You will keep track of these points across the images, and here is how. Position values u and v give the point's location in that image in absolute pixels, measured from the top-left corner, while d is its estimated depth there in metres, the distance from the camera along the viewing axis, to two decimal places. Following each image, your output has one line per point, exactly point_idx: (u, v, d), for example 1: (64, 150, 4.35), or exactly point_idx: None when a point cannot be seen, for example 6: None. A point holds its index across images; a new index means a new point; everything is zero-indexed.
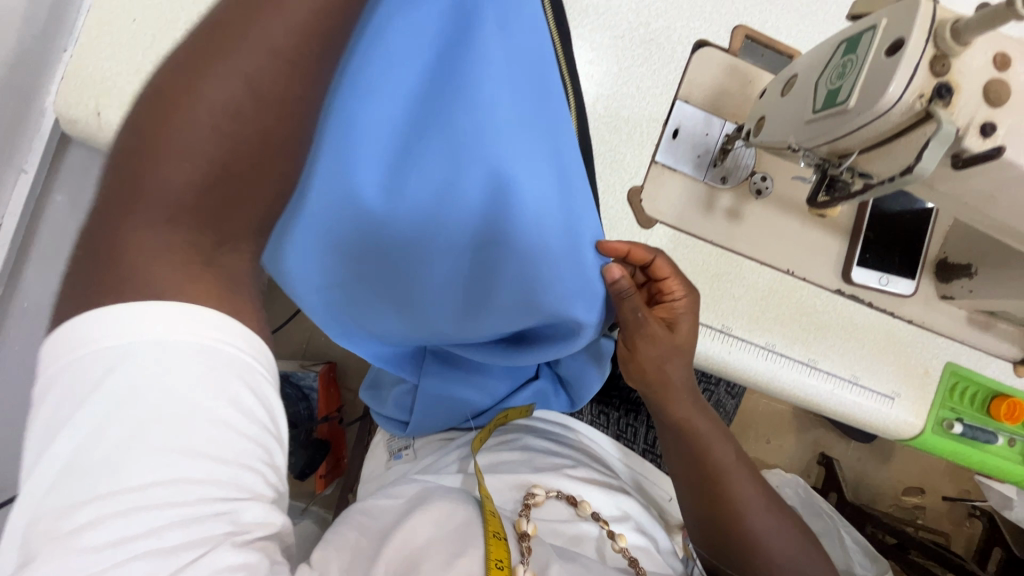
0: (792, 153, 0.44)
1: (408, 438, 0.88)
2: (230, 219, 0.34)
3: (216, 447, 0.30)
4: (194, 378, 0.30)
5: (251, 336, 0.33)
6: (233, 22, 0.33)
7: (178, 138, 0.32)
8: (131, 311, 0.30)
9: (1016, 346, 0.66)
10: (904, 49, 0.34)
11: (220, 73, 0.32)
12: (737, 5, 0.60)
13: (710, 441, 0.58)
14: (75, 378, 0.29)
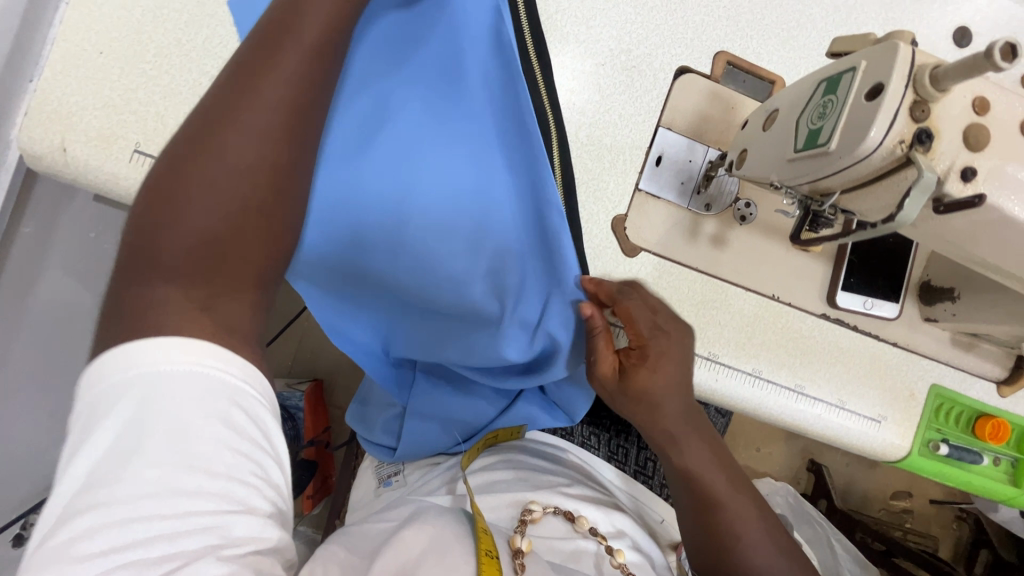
0: (776, 189, 0.43)
1: (398, 463, 0.87)
2: (233, 267, 0.39)
3: (209, 463, 0.33)
4: (190, 399, 0.34)
5: (245, 364, 0.37)
6: (236, 97, 0.40)
7: (196, 201, 0.38)
8: (140, 347, 0.34)
9: (1000, 365, 0.66)
10: (885, 94, 0.33)
11: (228, 141, 0.39)
12: (718, 31, 0.60)
13: (699, 464, 0.56)
14: (94, 405, 0.34)
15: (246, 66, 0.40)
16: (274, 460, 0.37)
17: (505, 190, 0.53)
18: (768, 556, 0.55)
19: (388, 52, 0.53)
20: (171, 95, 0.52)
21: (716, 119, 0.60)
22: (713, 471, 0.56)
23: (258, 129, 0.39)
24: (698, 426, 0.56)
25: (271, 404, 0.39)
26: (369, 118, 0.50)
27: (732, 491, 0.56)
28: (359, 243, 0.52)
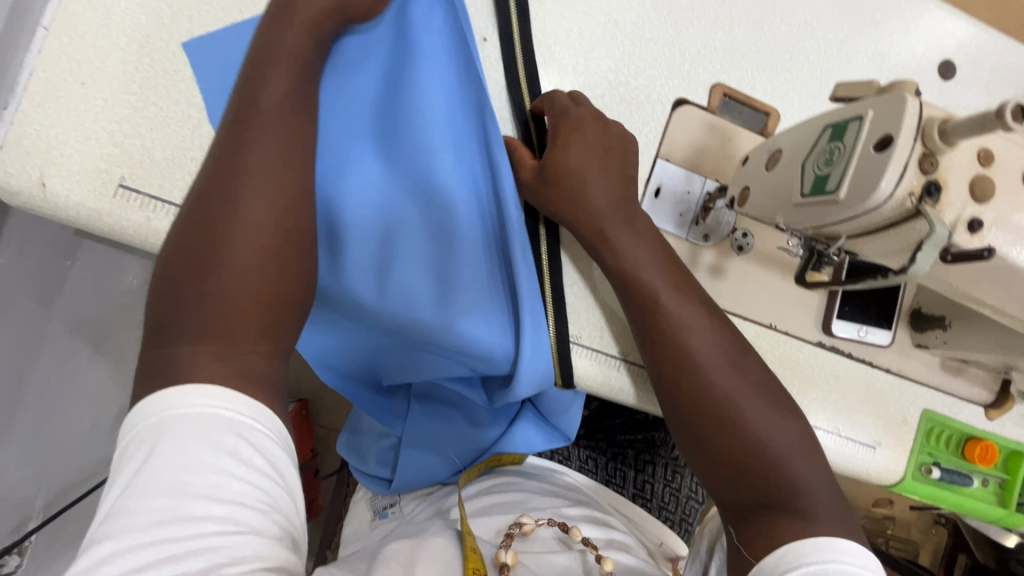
0: (781, 230, 0.44)
1: (394, 495, 0.86)
2: (236, 323, 0.43)
3: (216, 490, 0.38)
4: (197, 438, 0.39)
5: (253, 403, 0.42)
6: (232, 158, 0.45)
7: (206, 261, 0.43)
8: (161, 397, 0.40)
9: (986, 389, 0.68)
10: (895, 146, 0.33)
11: (230, 199, 0.44)
12: (715, 64, 0.61)
13: (641, 271, 0.52)
14: (127, 444, 0.40)
15: (231, 132, 0.46)
16: (279, 483, 0.41)
17: (472, 219, 0.55)
18: (737, 395, 0.51)
19: (364, 79, 0.53)
20: (159, 128, 0.50)
21: (714, 151, 0.60)
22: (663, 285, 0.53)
23: (248, 186, 0.45)
24: (635, 225, 0.53)
25: (283, 438, 0.43)
26: (351, 145, 0.53)
27: (690, 317, 0.52)
28: (342, 271, 0.54)
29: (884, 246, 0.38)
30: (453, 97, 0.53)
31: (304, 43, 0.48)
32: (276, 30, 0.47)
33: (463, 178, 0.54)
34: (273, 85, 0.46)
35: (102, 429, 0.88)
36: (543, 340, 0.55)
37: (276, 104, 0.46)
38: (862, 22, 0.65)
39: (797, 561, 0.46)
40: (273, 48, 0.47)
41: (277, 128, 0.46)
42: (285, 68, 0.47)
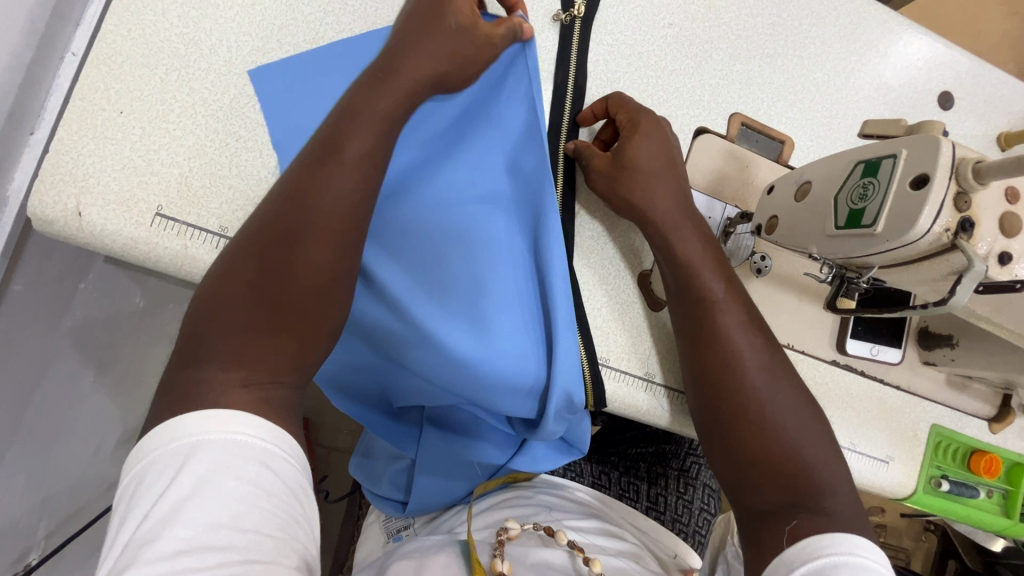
0: (813, 259, 0.46)
1: (408, 517, 0.85)
2: (268, 356, 0.43)
3: (238, 519, 0.36)
4: (220, 464, 0.37)
5: (275, 431, 0.41)
6: (303, 194, 0.45)
7: (254, 293, 0.43)
8: (181, 422, 0.39)
9: (989, 403, 0.71)
10: (931, 186, 0.36)
11: (296, 234, 0.44)
12: (732, 94, 0.63)
13: (699, 264, 0.54)
14: (140, 473, 0.38)
15: (307, 173, 0.45)
16: (295, 516, 0.40)
17: (513, 261, 0.56)
18: (776, 402, 0.52)
19: (440, 119, 0.54)
20: (197, 156, 0.50)
21: (734, 178, 0.62)
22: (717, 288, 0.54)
23: (314, 231, 0.44)
24: (697, 224, 0.56)
25: (302, 466, 0.42)
26: (411, 180, 0.54)
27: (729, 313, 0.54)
28: (380, 311, 0.54)
29: (917, 275, 0.40)
30: (518, 145, 0.55)
31: (396, 103, 0.48)
32: (371, 88, 0.47)
33: (510, 221, 0.56)
34: (357, 138, 0.46)
35: (107, 454, 0.86)
36: (576, 387, 0.56)
37: (358, 157, 0.46)
38: (867, 55, 0.68)
39: (814, 553, 0.46)
40: (364, 102, 0.47)
41: (353, 180, 0.46)
42: (372, 123, 0.46)
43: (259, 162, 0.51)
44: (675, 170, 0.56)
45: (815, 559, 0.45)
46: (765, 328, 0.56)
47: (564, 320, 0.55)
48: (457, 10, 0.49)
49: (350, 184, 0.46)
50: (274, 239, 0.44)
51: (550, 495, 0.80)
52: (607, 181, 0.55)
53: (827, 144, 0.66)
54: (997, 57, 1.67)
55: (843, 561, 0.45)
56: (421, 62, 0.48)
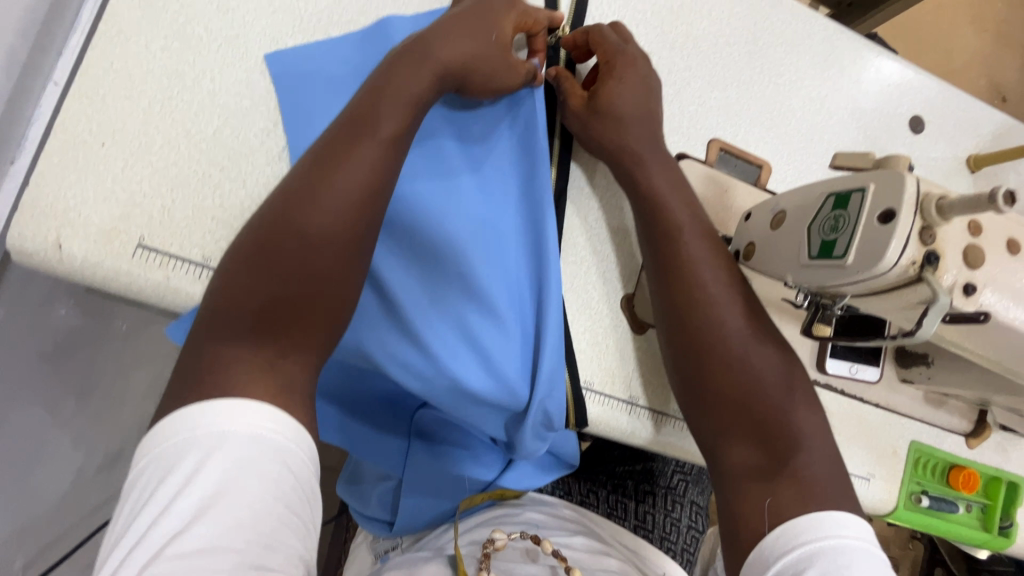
0: (788, 286, 0.47)
1: (395, 537, 0.83)
2: (286, 333, 0.45)
3: (254, 523, 0.37)
4: (243, 461, 0.38)
5: (297, 429, 0.41)
6: (326, 172, 0.48)
7: (274, 265, 0.46)
8: (204, 410, 0.39)
9: (966, 419, 0.73)
10: (897, 221, 0.37)
11: (319, 209, 0.47)
12: (710, 120, 0.65)
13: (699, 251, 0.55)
14: (162, 460, 0.38)
15: (332, 150, 0.48)
16: (305, 524, 0.40)
17: (512, 252, 0.59)
18: (769, 384, 0.53)
19: (453, 116, 0.59)
20: (180, 187, 0.50)
21: (714, 201, 0.63)
22: (717, 278, 0.55)
23: (334, 205, 0.47)
24: (693, 210, 0.58)
25: (316, 470, 0.43)
26: (420, 170, 0.57)
27: (724, 301, 0.55)
28: (370, 309, 0.56)
29: (887, 304, 0.41)
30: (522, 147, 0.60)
31: (427, 89, 0.52)
32: (405, 71, 0.51)
33: (510, 214, 0.59)
34: (394, 118, 0.50)
35: (88, 479, 0.84)
36: (560, 386, 0.57)
37: (391, 138, 0.50)
38: (841, 81, 0.70)
39: (790, 543, 0.45)
40: (395, 86, 0.50)
41: (378, 160, 0.49)
42: (403, 108, 0.50)
43: (241, 192, 0.51)
44: (654, 109, 0.60)
45: (791, 549, 0.45)
46: (769, 329, 0.56)
47: (559, 306, 0.57)
48: (502, 25, 0.55)
49: (373, 166, 0.49)
50: (295, 213, 0.47)
51: (537, 513, 0.79)
52: (584, 118, 0.59)
53: (804, 168, 0.67)
54: (968, 74, 1.72)
55: (820, 547, 0.44)
56: (453, 48, 0.53)
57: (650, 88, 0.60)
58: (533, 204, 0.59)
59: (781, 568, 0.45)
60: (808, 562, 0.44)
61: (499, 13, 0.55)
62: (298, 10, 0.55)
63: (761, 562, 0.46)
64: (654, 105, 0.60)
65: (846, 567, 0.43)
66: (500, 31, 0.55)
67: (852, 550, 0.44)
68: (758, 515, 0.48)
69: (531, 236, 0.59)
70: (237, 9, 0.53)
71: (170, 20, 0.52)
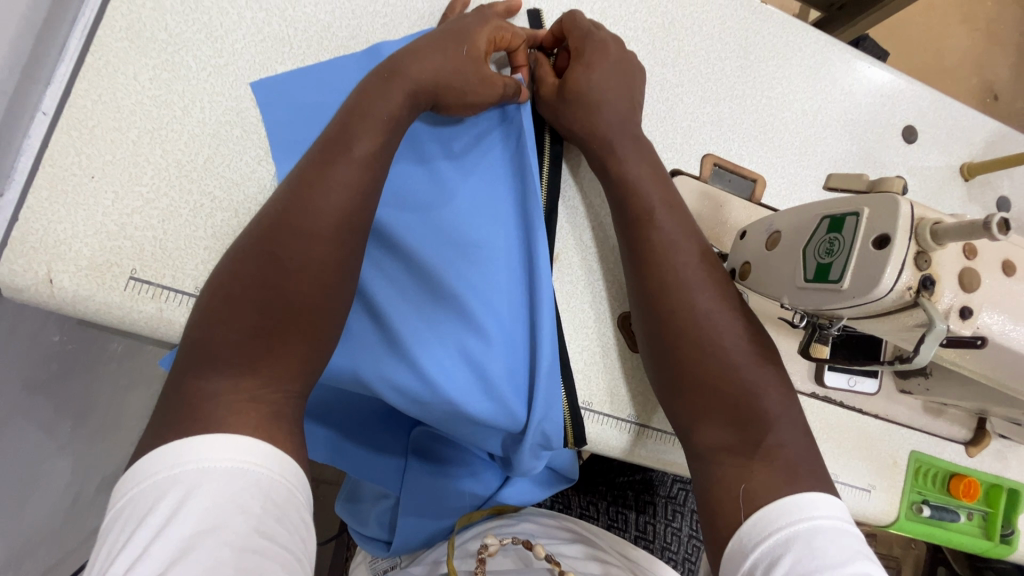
0: (785, 307, 0.47)
1: (395, 557, 0.81)
2: (270, 362, 0.45)
3: (240, 558, 0.36)
4: (227, 496, 0.38)
5: (283, 459, 0.41)
6: (302, 195, 0.48)
7: (255, 290, 0.46)
8: (184, 447, 0.39)
9: (964, 428, 0.72)
10: (892, 247, 0.37)
11: (299, 231, 0.47)
12: (704, 136, 0.65)
13: (687, 264, 0.55)
14: (141, 503, 0.38)
15: (309, 174, 0.49)
16: (297, 556, 0.39)
17: (500, 266, 0.58)
18: (768, 397, 0.52)
19: (433, 135, 0.59)
20: (172, 219, 0.50)
21: (709, 218, 0.62)
22: (711, 289, 0.54)
23: (313, 227, 0.47)
24: (679, 214, 0.57)
25: (305, 500, 0.42)
26: (403, 190, 0.57)
27: (721, 311, 0.53)
28: (366, 335, 0.55)
29: (883, 326, 0.41)
30: (504, 162, 0.60)
31: (399, 106, 0.52)
32: (376, 91, 0.51)
33: (495, 228, 0.58)
34: (365, 137, 0.50)
35: (86, 503, 0.84)
36: (554, 403, 0.57)
37: (365, 156, 0.50)
38: (833, 93, 0.70)
39: (763, 531, 0.45)
40: (368, 104, 0.51)
41: (354, 179, 0.49)
42: (376, 127, 0.51)
43: (234, 221, 0.51)
44: (631, 95, 0.60)
45: (765, 538, 0.44)
46: (768, 344, 0.55)
47: (549, 322, 0.57)
48: (474, 39, 0.55)
49: (349, 186, 0.49)
50: (275, 237, 0.47)
51: (533, 523, 0.78)
52: (570, 111, 0.58)
53: (798, 181, 0.67)
54: (961, 73, 1.73)
55: (794, 532, 0.43)
56: (425, 65, 0.53)
57: (629, 72, 0.60)
58: (524, 221, 0.59)
59: (759, 558, 0.44)
60: (783, 548, 0.43)
61: (472, 29, 0.55)
62: (288, 36, 0.55)
63: (739, 553, 0.45)
64: (635, 88, 0.60)
65: (822, 548, 0.42)
66: (471, 46, 0.55)
67: (826, 531, 0.43)
68: (734, 504, 0.48)
69: (523, 253, 0.59)
70: (226, 36, 0.53)
71: (158, 49, 0.51)
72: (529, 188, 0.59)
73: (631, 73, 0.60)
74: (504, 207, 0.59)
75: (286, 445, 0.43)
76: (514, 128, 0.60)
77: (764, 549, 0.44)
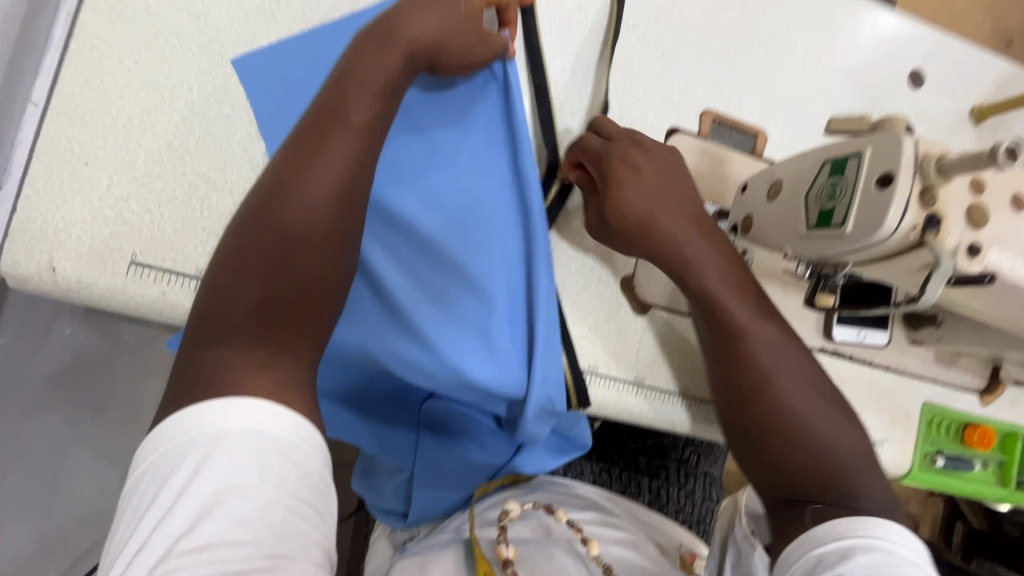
0: (789, 258, 0.46)
1: (413, 528, 0.82)
2: (279, 332, 0.46)
3: (263, 516, 0.39)
4: (243, 459, 0.39)
5: (297, 421, 0.42)
6: (297, 168, 0.48)
7: (260, 262, 0.46)
8: (200, 413, 0.41)
9: (979, 376, 0.72)
10: (895, 186, 0.36)
11: (297, 205, 0.47)
12: (702, 92, 0.64)
13: (695, 249, 0.54)
14: (163, 467, 0.40)
15: (305, 145, 0.48)
16: (318, 509, 0.42)
17: (501, 233, 0.58)
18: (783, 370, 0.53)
19: (429, 102, 0.58)
20: (168, 202, 0.50)
21: (710, 176, 0.61)
22: (794, 372, 0.54)
23: (310, 199, 0.47)
24: (689, 206, 0.55)
25: (325, 458, 0.44)
26: (399, 161, 0.57)
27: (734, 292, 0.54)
28: (369, 307, 0.56)
29: (889, 270, 0.40)
30: (501, 127, 0.59)
31: (396, 71, 0.51)
32: (370, 55, 0.50)
33: (494, 197, 0.58)
34: (361, 107, 0.49)
35: None
36: (557, 365, 0.57)
37: (362, 126, 0.50)
38: (835, 40, 0.68)
39: (845, 532, 0.46)
40: (362, 72, 0.50)
41: (351, 149, 0.49)
42: (371, 94, 0.50)
43: (230, 201, 0.51)
44: (677, 187, 0.55)
45: (846, 536, 0.46)
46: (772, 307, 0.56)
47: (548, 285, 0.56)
48: None
49: (346, 157, 0.49)
50: (276, 210, 0.47)
51: (547, 491, 0.79)
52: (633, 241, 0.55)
53: (800, 133, 0.66)
54: (971, 20, 1.66)
55: (878, 544, 0.45)
56: (419, 25, 0.51)
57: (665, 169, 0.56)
58: (520, 185, 0.59)
59: (829, 549, 0.46)
60: (860, 550, 0.44)
61: None
62: (271, 10, 0.54)
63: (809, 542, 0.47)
64: (675, 179, 0.55)
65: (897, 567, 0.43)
66: (469, 4, 0.53)
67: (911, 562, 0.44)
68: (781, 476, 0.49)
69: (518, 218, 0.58)
70: (209, 14, 0.52)
71: (141, 30, 0.51)
72: (524, 152, 0.58)
73: (665, 167, 0.56)
74: (501, 175, 0.59)
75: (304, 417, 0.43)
76: (508, 90, 0.59)
77: (838, 544, 0.45)
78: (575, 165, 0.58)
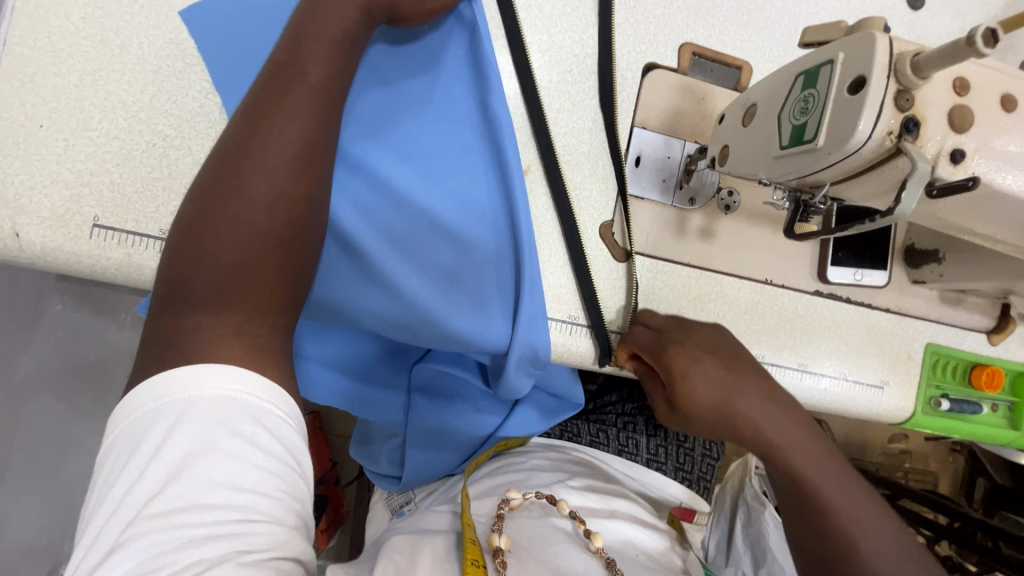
0: (765, 185, 0.43)
1: (409, 492, 0.83)
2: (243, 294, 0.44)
3: (236, 478, 0.38)
4: (214, 422, 0.39)
5: (269, 385, 0.42)
6: (255, 133, 0.45)
7: (222, 231, 0.44)
8: (168, 378, 0.40)
9: (987, 315, 0.68)
10: (868, 88, 0.34)
11: (257, 172, 0.44)
12: (680, 23, 0.60)
13: (737, 395, 0.49)
14: (132, 431, 0.39)
15: (262, 106, 0.46)
16: (293, 476, 0.41)
17: (478, 190, 0.56)
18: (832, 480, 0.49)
19: (395, 53, 0.54)
20: (126, 162, 0.49)
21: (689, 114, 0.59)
22: (882, 532, 0.47)
23: (272, 163, 0.45)
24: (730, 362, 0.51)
25: (298, 424, 0.44)
26: (365, 117, 0.54)
27: (781, 423, 0.50)
28: (337, 262, 0.54)
29: (871, 185, 0.38)
30: (471, 77, 0.56)
31: (352, 24, 0.48)
32: (321, 6, 0.47)
33: (470, 152, 0.56)
34: (316, 62, 0.47)
35: None
36: (539, 319, 0.57)
37: (321, 82, 0.47)
38: None
39: None
40: (315, 24, 0.47)
41: (311, 108, 0.46)
42: (326, 48, 0.47)
43: (189, 159, 0.50)
44: (737, 364, 0.51)
45: None
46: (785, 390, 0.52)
47: (526, 237, 0.55)
48: None
49: (307, 117, 0.46)
50: (235, 177, 0.44)
51: (543, 457, 0.77)
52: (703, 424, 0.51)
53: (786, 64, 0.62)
54: None
55: None
56: None
57: (718, 344, 0.52)
58: (491, 136, 0.56)
59: None
60: None
61: None
62: None
63: None
64: (734, 357, 0.52)
65: None
66: None
67: None
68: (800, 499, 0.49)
69: (493, 172, 0.57)
70: None
71: None
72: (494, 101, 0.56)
73: (719, 346, 0.52)
74: (475, 129, 0.56)
75: (272, 373, 0.43)
76: (474, 34, 0.56)
77: None
78: (630, 356, 0.58)
